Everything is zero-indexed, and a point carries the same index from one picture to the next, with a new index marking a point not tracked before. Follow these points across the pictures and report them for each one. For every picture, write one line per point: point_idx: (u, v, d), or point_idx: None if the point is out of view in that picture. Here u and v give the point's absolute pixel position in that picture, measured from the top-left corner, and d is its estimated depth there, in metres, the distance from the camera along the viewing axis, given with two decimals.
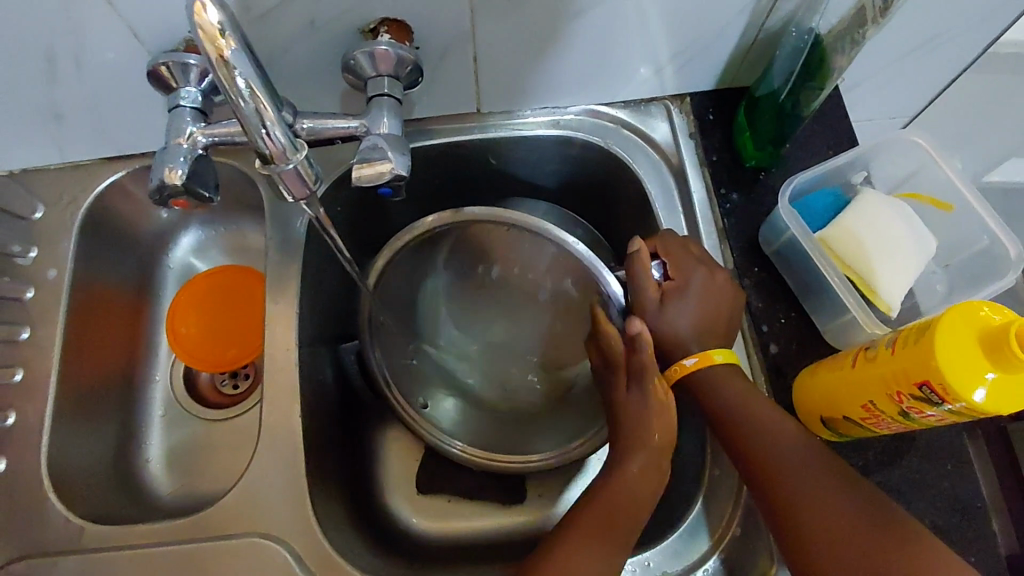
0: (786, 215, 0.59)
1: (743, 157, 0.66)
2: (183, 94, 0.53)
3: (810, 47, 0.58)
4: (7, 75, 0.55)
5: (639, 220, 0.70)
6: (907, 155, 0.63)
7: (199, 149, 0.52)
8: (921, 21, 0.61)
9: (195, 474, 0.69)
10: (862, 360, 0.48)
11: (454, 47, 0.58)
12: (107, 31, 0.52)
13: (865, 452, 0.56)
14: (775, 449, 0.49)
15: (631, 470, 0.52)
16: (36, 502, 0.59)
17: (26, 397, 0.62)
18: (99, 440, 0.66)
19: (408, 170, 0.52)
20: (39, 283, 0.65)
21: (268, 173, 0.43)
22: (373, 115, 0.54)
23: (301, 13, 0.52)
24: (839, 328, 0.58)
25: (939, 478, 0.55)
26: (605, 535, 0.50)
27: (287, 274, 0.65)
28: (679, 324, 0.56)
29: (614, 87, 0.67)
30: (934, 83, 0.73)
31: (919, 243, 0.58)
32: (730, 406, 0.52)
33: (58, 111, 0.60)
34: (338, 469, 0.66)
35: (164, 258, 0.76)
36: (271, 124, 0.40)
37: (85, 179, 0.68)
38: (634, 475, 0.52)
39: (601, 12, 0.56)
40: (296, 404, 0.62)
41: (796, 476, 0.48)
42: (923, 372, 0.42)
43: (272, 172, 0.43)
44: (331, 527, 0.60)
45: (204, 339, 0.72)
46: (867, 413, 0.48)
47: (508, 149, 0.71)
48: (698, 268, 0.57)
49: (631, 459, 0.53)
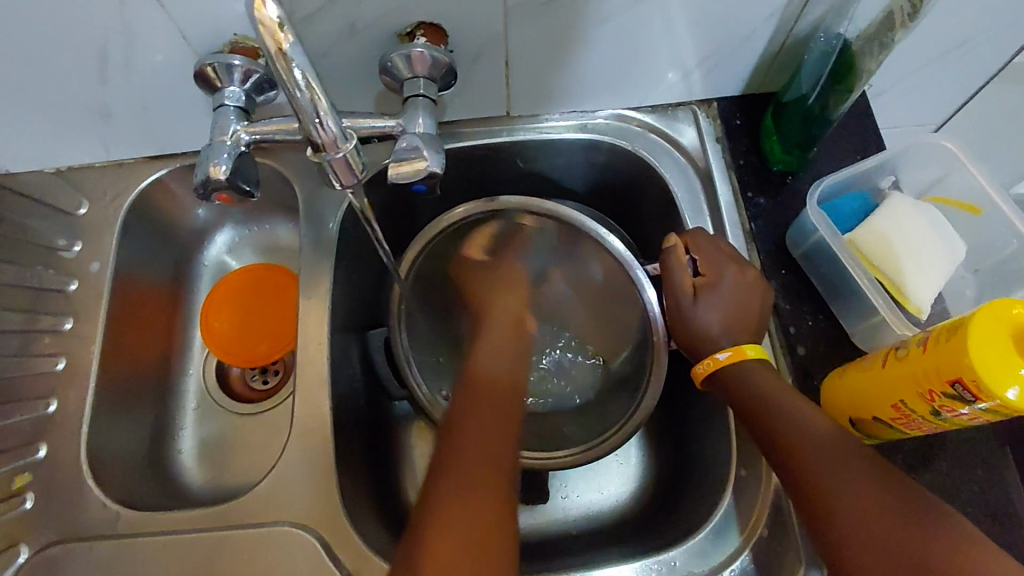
0: (815, 218, 0.60)
1: (769, 161, 0.66)
2: (228, 93, 0.56)
3: (838, 51, 0.59)
4: (62, 74, 0.57)
5: (665, 223, 0.71)
6: (936, 160, 0.63)
7: (242, 145, 0.54)
8: (949, 28, 0.62)
9: (226, 465, 0.70)
10: (893, 360, 0.48)
11: (487, 51, 0.59)
12: (158, 32, 0.54)
13: (894, 454, 0.55)
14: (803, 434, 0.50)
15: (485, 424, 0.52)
16: (74, 486, 0.61)
17: (67, 385, 0.64)
18: (136, 429, 0.68)
19: (442, 167, 0.54)
20: (82, 275, 0.68)
21: (319, 160, 0.45)
22: (409, 115, 0.56)
23: (342, 16, 0.54)
24: (867, 330, 0.58)
25: (970, 483, 0.55)
26: (487, 488, 0.47)
27: (319, 270, 0.67)
28: (709, 316, 0.57)
29: (642, 91, 0.68)
30: (961, 90, 0.73)
31: (949, 245, 0.58)
32: (760, 392, 0.53)
33: (107, 110, 0.62)
34: (365, 463, 0.67)
35: (199, 255, 0.78)
36: (324, 114, 0.42)
37: (128, 176, 0.70)
38: (503, 415, 0.53)
39: (630, 19, 0.57)
40: (326, 397, 0.63)
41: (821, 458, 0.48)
42: (956, 369, 0.42)
43: (322, 161, 0.45)
44: (358, 519, 0.61)
45: (236, 334, 0.74)
46: (897, 413, 0.48)
47: (535, 152, 0.72)
48: (729, 263, 0.58)
49: (497, 423, 0.52)
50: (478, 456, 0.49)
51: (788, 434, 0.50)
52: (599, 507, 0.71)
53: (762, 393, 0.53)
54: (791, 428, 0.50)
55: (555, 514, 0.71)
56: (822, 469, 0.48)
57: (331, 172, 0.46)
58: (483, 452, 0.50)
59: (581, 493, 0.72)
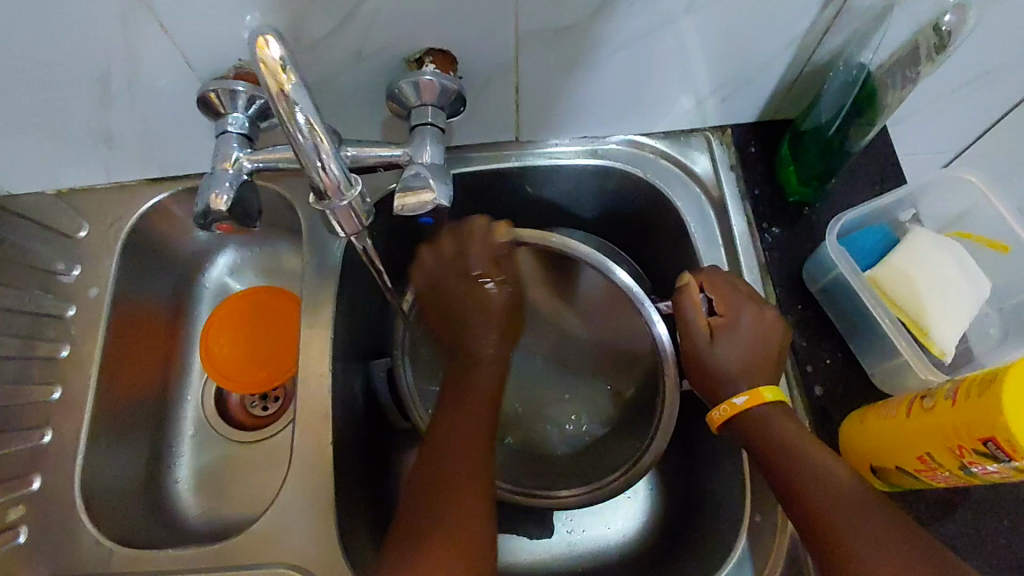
0: (834, 253, 0.58)
1: (786, 192, 0.65)
2: (231, 120, 0.54)
3: (861, 81, 0.57)
4: (63, 100, 0.56)
5: (678, 252, 0.69)
6: (958, 194, 0.61)
7: (245, 174, 0.53)
8: (975, 56, 0.60)
9: (224, 496, 0.68)
10: (918, 410, 0.46)
11: (498, 77, 0.58)
12: (161, 59, 0.53)
13: (915, 502, 0.53)
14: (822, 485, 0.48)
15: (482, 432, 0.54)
16: (68, 519, 0.59)
17: (63, 414, 0.63)
18: (133, 458, 0.67)
19: (450, 200, 0.52)
20: (80, 300, 0.66)
21: (321, 209, 0.43)
22: (417, 144, 0.54)
23: (349, 43, 0.52)
24: (889, 371, 0.56)
25: (996, 533, 0.53)
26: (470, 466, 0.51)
27: (322, 296, 0.65)
28: (728, 358, 0.55)
29: (655, 117, 0.66)
30: (982, 117, 0.71)
31: (973, 285, 0.56)
32: (776, 439, 0.51)
33: (109, 134, 0.61)
34: (367, 496, 0.65)
35: (200, 278, 0.77)
36: (327, 158, 0.40)
37: (130, 199, 0.69)
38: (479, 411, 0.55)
39: (645, 47, 0.56)
40: (330, 429, 0.61)
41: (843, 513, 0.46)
42: (988, 428, 0.40)
43: (325, 209, 0.43)
44: (358, 556, 0.59)
45: (236, 359, 0.72)
46: (922, 465, 0.46)
47: (544, 178, 0.70)
48: (747, 303, 0.57)
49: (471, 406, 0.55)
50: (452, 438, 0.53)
51: (805, 483, 0.49)
52: (606, 543, 0.69)
53: (776, 436, 0.51)
54: (810, 474, 0.49)
55: (561, 551, 0.69)
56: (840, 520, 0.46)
57: (333, 219, 0.45)
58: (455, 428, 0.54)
59: (588, 527, 0.70)
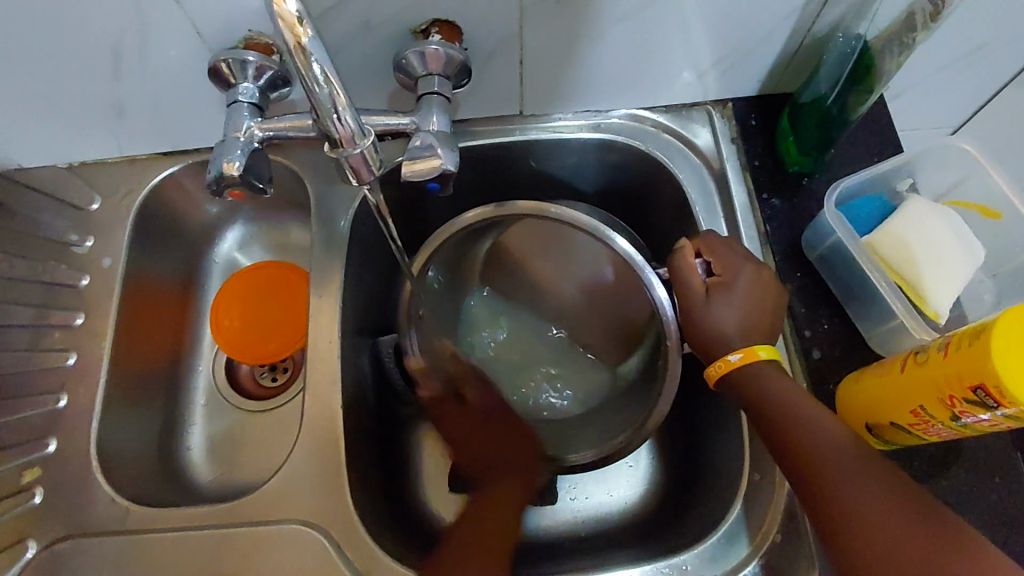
0: (832, 220, 0.59)
1: (785, 162, 0.66)
2: (242, 90, 0.56)
3: (858, 52, 0.58)
4: (76, 70, 0.57)
5: (679, 224, 0.71)
6: (954, 163, 0.62)
7: (256, 142, 0.54)
8: (972, 29, 0.61)
9: (235, 462, 0.70)
10: (911, 365, 0.48)
11: (503, 48, 0.59)
12: (173, 29, 0.54)
13: (909, 461, 0.55)
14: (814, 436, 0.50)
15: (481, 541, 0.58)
16: (84, 482, 0.61)
17: (78, 381, 0.64)
18: (145, 425, 0.68)
19: (457, 165, 0.54)
20: (94, 271, 0.68)
21: (335, 156, 0.44)
22: (424, 112, 0.55)
23: (358, 12, 0.53)
24: (884, 334, 0.57)
25: (987, 490, 0.54)
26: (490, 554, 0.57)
27: (331, 267, 0.67)
28: (724, 315, 0.57)
29: (656, 91, 0.67)
30: (976, 91, 0.72)
31: (967, 249, 0.57)
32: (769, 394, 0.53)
33: (120, 105, 0.62)
34: (375, 460, 0.67)
35: (210, 252, 0.78)
36: (343, 109, 0.41)
37: (141, 172, 0.70)
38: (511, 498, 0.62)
39: (646, 18, 0.57)
40: (338, 395, 0.63)
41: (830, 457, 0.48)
42: (978, 376, 0.42)
43: (339, 156, 0.44)
44: (368, 517, 0.61)
45: (246, 331, 0.74)
46: (916, 419, 0.48)
47: (548, 152, 0.71)
48: (743, 264, 0.59)
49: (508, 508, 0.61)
50: (494, 518, 0.60)
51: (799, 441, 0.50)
52: (608, 508, 0.70)
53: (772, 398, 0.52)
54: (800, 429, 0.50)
55: (563, 515, 0.70)
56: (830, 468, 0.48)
57: (348, 167, 0.46)
58: (493, 512, 0.61)
59: (590, 495, 0.71)
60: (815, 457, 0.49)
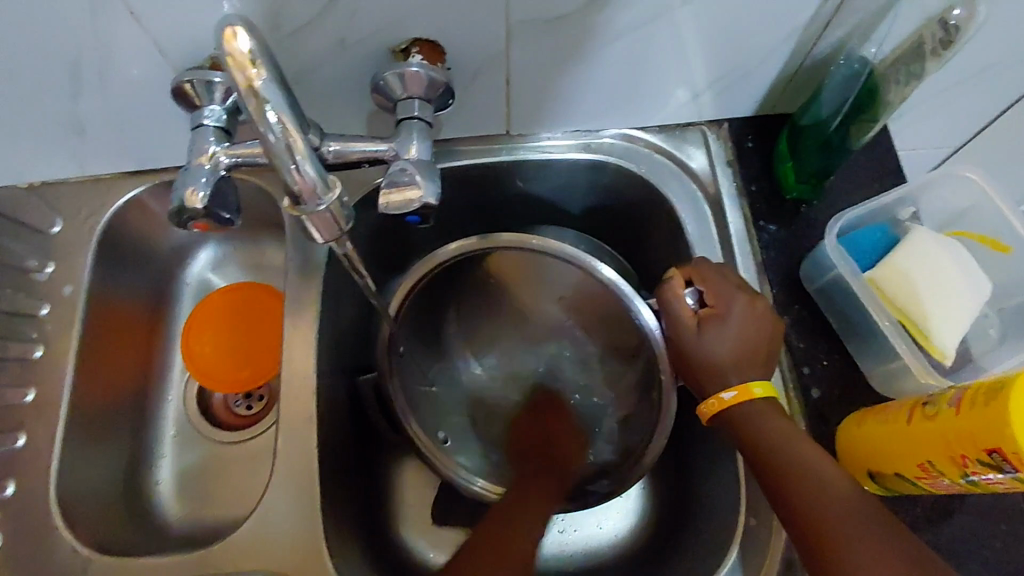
0: (834, 253, 0.56)
1: (783, 188, 0.63)
2: (207, 112, 0.52)
3: (864, 76, 0.55)
4: (28, 90, 0.53)
5: (671, 250, 0.68)
6: (959, 192, 0.60)
7: (222, 170, 0.50)
8: (978, 52, 0.59)
9: (208, 498, 0.67)
10: (919, 417, 0.45)
11: (487, 68, 0.56)
12: (131, 47, 0.50)
13: (912, 507, 0.52)
14: (793, 451, 0.49)
15: (479, 542, 0.55)
16: (42, 527, 0.57)
17: (36, 419, 0.61)
18: (112, 462, 0.65)
19: (437, 197, 0.50)
20: (54, 299, 0.64)
21: (297, 213, 0.41)
22: (403, 138, 0.52)
23: (332, 31, 0.50)
24: (886, 374, 0.55)
25: (992, 538, 0.52)
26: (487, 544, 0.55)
27: (306, 295, 0.63)
28: (716, 348, 0.54)
29: (649, 111, 0.64)
30: (982, 113, 0.69)
31: (974, 285, 0.55)
32: (755, 417, 0.52)
33: (80, 125, 0.58)
34: (355, 497, 0.64)
35: (180, 273, 0.74)
36: (300, 159, 0.37)
37: (107, 193, 0.66)
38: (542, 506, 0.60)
39: (638, 39, 0.54)
40: (314, 432, 0.60)
41: (806, 475, 0.47)
42: (994, 438, 0.40)
43: (301, 215, 0.41)
44: (345, 562, 0.58)
45: (219, 359, 0.70)
46: (923, 473, 0.45)
47: (534, 173, 0.68)
48: (737, 293, 0.56)
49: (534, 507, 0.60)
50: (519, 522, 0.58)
51: (775, 454, 0.49)
52: (597, 542, 0.68)
53: (759, 425, 0.51)
54: (776, 443, 0.49)
55: (551, 551, 0.68)
56: (802, 482, 0.47)
57: (311, 226, 0.42)
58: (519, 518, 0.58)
59: (579, 527, 0.69)
60: (814, 505, 0.45)
